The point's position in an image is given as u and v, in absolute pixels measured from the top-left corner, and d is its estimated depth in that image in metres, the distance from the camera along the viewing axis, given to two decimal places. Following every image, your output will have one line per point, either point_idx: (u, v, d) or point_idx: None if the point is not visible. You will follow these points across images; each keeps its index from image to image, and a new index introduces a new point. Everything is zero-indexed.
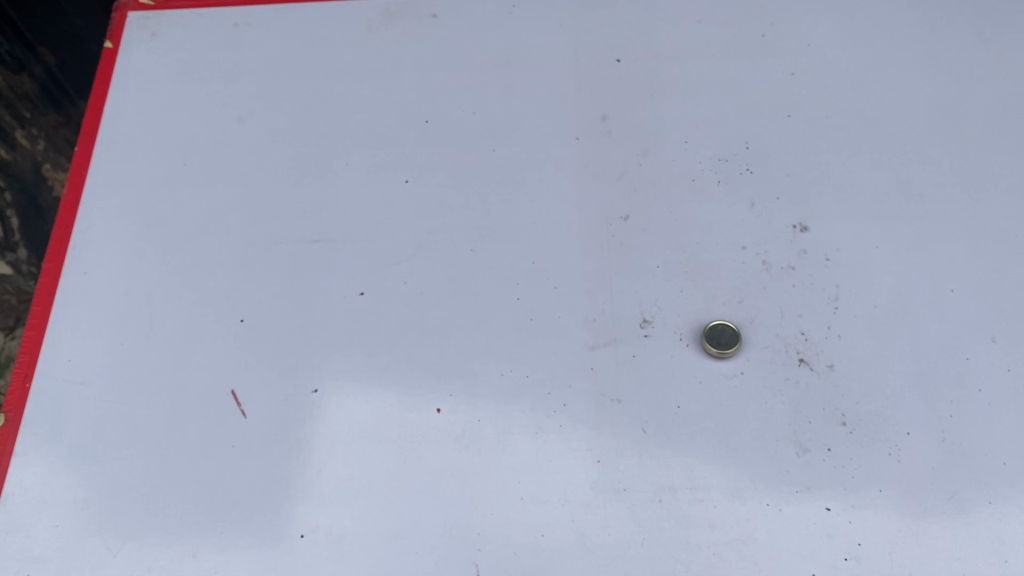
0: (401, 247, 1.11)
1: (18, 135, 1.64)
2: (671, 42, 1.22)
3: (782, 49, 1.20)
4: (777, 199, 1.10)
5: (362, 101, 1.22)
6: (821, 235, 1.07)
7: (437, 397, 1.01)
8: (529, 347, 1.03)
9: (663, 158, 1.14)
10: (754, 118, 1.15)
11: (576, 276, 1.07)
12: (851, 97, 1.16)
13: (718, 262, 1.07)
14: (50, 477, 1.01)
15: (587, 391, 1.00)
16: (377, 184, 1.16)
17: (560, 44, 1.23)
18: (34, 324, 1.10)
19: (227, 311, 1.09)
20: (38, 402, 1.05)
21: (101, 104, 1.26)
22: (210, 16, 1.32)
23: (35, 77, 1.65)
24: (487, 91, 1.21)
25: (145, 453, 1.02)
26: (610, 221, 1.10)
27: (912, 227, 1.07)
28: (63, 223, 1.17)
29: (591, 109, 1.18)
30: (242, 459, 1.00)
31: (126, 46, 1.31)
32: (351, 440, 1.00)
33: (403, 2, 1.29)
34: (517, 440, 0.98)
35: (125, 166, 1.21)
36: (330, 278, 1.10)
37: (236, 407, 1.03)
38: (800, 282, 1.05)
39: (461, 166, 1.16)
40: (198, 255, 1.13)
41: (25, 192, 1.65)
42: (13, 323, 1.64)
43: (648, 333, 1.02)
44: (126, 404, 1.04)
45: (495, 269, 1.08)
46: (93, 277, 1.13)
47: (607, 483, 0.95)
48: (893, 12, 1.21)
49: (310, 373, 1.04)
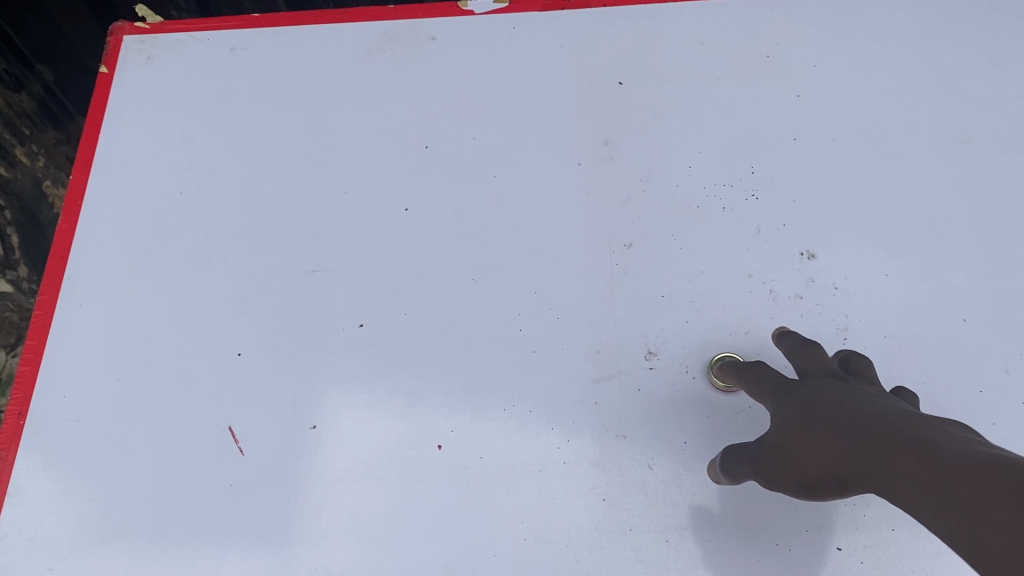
0: (402, 278, 1.09)
1: (17, 152, 1.74)
2: (674, 62, 1.20)
3: (788, 69, 1.18)
4: (784, 226, 1.08)
5: (362, 127, 1.20)
6: (829, 263, 1.05)
7: (438, 433, 1.00)
8: (532, 380, 1.01)
9: (667, 183, 1.11)
10: (759, 142, 1.13)
11: (579, 307, 1.05)
12: (859, 120, 1.14)
13: (725, 291, 1.04)
14: (44, 517, 1.00)
15: (591, 426, 0.98)
16: (377, 214, 1.14)
17: (562, 67, 1.21)
18: (28, 359, 1.08)
19: (226, 345, 1.07)
20: (31, 441, 1.03)
21: (96, 133, 1.24)
22: (206, 39, 1.30)
23: (34, 96, 1.71)
24: (488, 116, 1.19)
25: (141, 492, 1.00)
26: (614, 249, 1.08)
27: (921, 255, 1.05)
28: (58, 253, 1.15)
29: (594, 133, 1.16)
30: (241, 498, 0.98)
31: (121, 71, 1.28)
32: (351, 479, 0.98)
33: (402, 23, 1.27)
34: (520, 478, 0.97)
35: (120, 194, 1.19)
36: (329, 310, 1.08)
37: (234, 444, 1.01)
38: (808, 312, 1.02)
39: (462, 192, 1.14)
40: (195, 286, 1.11)
41: (25, 207, 1.77)
42: (14, 339, 1.76)
43: (653, 365, 1.01)
44: (121, 440, 1.03)
45: (498, 300, 1.06)
46: (89, 309, 1.11)
47: (612, 522, 0.94)
48: (903, 30, 1.19)
49: (310, 409, 1.02)
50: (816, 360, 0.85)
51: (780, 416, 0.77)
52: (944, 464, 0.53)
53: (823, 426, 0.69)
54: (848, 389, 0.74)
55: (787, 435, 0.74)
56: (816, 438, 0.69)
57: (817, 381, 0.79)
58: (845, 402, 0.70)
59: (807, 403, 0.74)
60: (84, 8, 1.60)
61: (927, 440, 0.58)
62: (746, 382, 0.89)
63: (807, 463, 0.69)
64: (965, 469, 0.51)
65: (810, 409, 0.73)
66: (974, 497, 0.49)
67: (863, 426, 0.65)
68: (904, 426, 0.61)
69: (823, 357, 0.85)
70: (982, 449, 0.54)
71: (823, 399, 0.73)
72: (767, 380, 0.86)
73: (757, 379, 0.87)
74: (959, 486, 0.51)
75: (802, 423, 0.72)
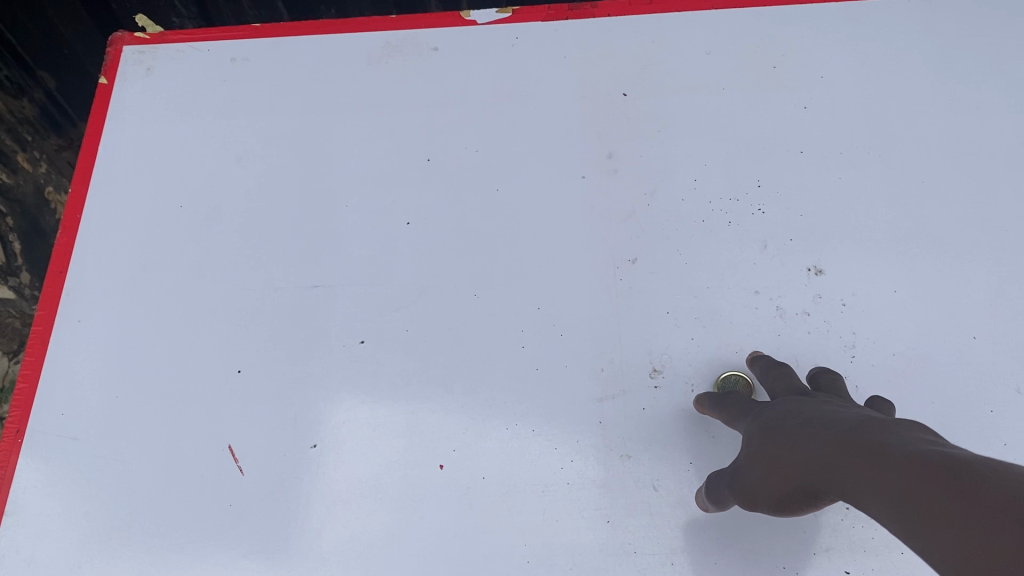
0: (403, 293, 1.07)
1: (20, 158, 1.72)
2: (680, 73, 1.18)
3: (795, 81, 1.16)
4: (791, 241, 1.06)
5: (364, 139, 1.19)
6: (836, 279, 1.03)
7: (440, 452, 0.98)
8: (535, 399, 1.00)
9: (672, 197, 1.10)
10: (766, 155, 1.12)
11: (583, 323, 1.03)
12: (867, 133, 1.12)
13: (731, 308, 1.03)
14: (41, 538, 0.98)
15: (595, 446, 0.97)
16: (378, 228, 1.12)
17: (566, 78, 1.19)
18: (27, 376, 1.07)
19: (226, 362, 1.06)
20: (29, 460, 1.02)
21: (95, 145, 1.22)
22: (206, 50, 1.28)
23: (35, 102, 1.70)
24: (491, 128, 1.17)
25: (140, 512, 0.99)
26: (618, 264, 1.06)
27: (930, 271, 1.03)
28: (57, 267, 1.14)
29: (598, 145, 1.14)
30: (241, 519, 0.97)
31: (121, 82, 1.27)
32: (352, 499, 0.97)
33: (404, 33, 1.26)
34: (523, 499, 0.95)
35: (119, 207, 1.18)
36: (330, 326, 1.06)
37: (233, 463, 1.00)
38: (815, 329, 1.01)
39: (464, 206, 1.12)
40: (195, 302, 1.10)
41: (27, 214, 1.75)
42: (18, 347, 1.73)
43: (658, 383, 0.99)
44: (120, 460, 1.02)
45: (500, 316, 1.05)
46: (87, 325, 1.10)
47: (617, 544, 0.93)
48: (911, 41, 1.17)
49: (311, 428, 1.01)
50: (785, 382, 0.86)
51: (750, 435, 0.79)
52: (892, 460, 0.54)
53: (786, 444, 0.70)
54: (812, 403, 0.75)
55: (759, 455, 0.74)
56: (782, 456, 0.70)
57: (785, 399, 0.80)
58: (808, 416, 0.71)
59: (774, 423, 0.75)
60: (84, 14, 1.59)
61: (872, 438, 0.59)
62: (721, 407, 0.90)
63: (777, 481, 0.70)
64: (911, 462, 0.52)
65: (775, 426, 0.74)
66: (918, 488, 0.49)
67: (822, 434, 0.66)
68: (855, 431, 0.62)
69: (792, 378, 0.87)
70: (927, 445, 0.54)
71: (788, 417, 0.74)
72: (737, 405, 0.88)
73: (728, 405, 0.89)
74: (905, 479, 0.51)
75: (771, 443, 0.73)
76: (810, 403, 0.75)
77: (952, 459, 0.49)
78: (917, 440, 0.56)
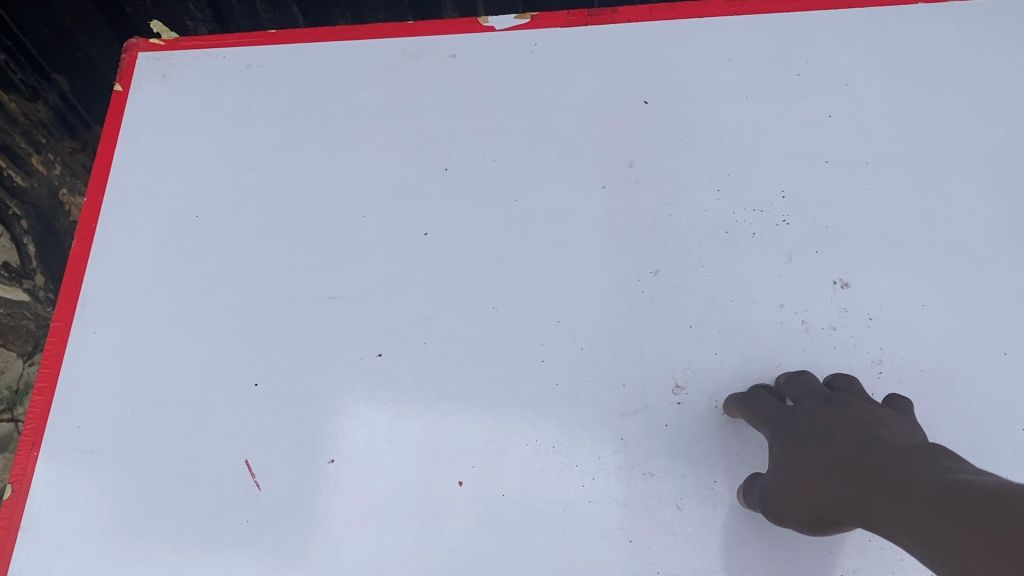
0: (421, 305, 1.06)
1: (34, 161, 1.70)
2: (702, 81, 1.16)
3: (818, 89, 1.14)
4: (816, 253, 1.04)
5: (381, 148, 1.18)
6: (863, 292, 1.01)
7: (459, 469, 0.97)
8: (556, 414, 0.98)
9: (695, 207, 1.08)
10: (790, 165, 1.10)
11: (604, 337, 1.01)
12: (892, 142, 1.10)
13: (756, 321, 1.01)
14: (57, 553, 0.98)
15: (617, 463, 0.95)
16: (396, 238, 1.11)
17: (586, 86, 1.17)
18: (42, 388, 1.06)
19: (242, 375, 1.05)
20: (45, 474, 1.01)
21: (110, 153, 1.21)
22: (222, 56, 1.27)
23: (49, 105, 1.68)
24: (511, 136, 1.15)
25: (157, 527, 0.98)
26: (640, 277, 1.04)
27: (960, 284, 1.01)
28: (72, 278, 1.13)
29: (619, 153, 1.12)
30: (259, 535, 0.96)
31: (136, 89, 1.26)
32: (370, 516, 0.96)
33: (421, 39, 1.24)
34: (544, 517, 0.94)
35: (135, 217, 1.17)
36: (348, 338, 1.05)
37: (250, 478, 0.99)
38: (842, 344, 0.99)
39: (483, 215, 1.11)
40: (211, 313, 1.09)
41: (42, 217, 1.74)
42: (32, 347, 1.79)
43: (681, 399, 0.98)
44: (136, 474, 1.01)
45: (520, 329, 1.03)
46: (103, 337, 1.09)
47: (640, 565, 0.91)
48: (937, 49, 1.16)
49: (328, 443, 1.00)
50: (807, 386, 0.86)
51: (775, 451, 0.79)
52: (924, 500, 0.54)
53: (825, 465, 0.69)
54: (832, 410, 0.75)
55: (792, 467, 0.74)
56: (821, 476, 0.69)
57: (807, 407, 0.80)
58: (831, 436, 0.71)
59: (805, 433, 0.74)
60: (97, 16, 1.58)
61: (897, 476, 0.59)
62: (746, 410, 0.89)
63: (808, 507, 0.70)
64: (945, 501, 0.52)
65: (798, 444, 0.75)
66: (957, 527, 0.49)
67: (846, 463, 0.66)
68: (878, 464, 0.62)
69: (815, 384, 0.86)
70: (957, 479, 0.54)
71: (811, 434, 0.74)
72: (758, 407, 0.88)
73: (753, 407, 0.88)
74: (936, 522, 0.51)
75: (807, 459, 0.72)
76: (843, 411, 0.74)
77: (989, 494, 0.48)
78: (957, 474, 0.55)
